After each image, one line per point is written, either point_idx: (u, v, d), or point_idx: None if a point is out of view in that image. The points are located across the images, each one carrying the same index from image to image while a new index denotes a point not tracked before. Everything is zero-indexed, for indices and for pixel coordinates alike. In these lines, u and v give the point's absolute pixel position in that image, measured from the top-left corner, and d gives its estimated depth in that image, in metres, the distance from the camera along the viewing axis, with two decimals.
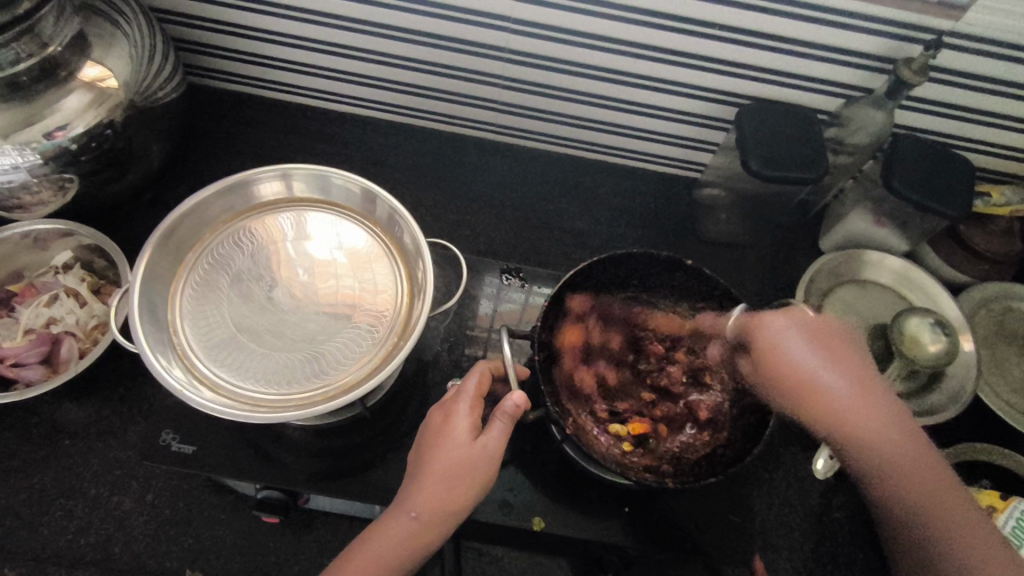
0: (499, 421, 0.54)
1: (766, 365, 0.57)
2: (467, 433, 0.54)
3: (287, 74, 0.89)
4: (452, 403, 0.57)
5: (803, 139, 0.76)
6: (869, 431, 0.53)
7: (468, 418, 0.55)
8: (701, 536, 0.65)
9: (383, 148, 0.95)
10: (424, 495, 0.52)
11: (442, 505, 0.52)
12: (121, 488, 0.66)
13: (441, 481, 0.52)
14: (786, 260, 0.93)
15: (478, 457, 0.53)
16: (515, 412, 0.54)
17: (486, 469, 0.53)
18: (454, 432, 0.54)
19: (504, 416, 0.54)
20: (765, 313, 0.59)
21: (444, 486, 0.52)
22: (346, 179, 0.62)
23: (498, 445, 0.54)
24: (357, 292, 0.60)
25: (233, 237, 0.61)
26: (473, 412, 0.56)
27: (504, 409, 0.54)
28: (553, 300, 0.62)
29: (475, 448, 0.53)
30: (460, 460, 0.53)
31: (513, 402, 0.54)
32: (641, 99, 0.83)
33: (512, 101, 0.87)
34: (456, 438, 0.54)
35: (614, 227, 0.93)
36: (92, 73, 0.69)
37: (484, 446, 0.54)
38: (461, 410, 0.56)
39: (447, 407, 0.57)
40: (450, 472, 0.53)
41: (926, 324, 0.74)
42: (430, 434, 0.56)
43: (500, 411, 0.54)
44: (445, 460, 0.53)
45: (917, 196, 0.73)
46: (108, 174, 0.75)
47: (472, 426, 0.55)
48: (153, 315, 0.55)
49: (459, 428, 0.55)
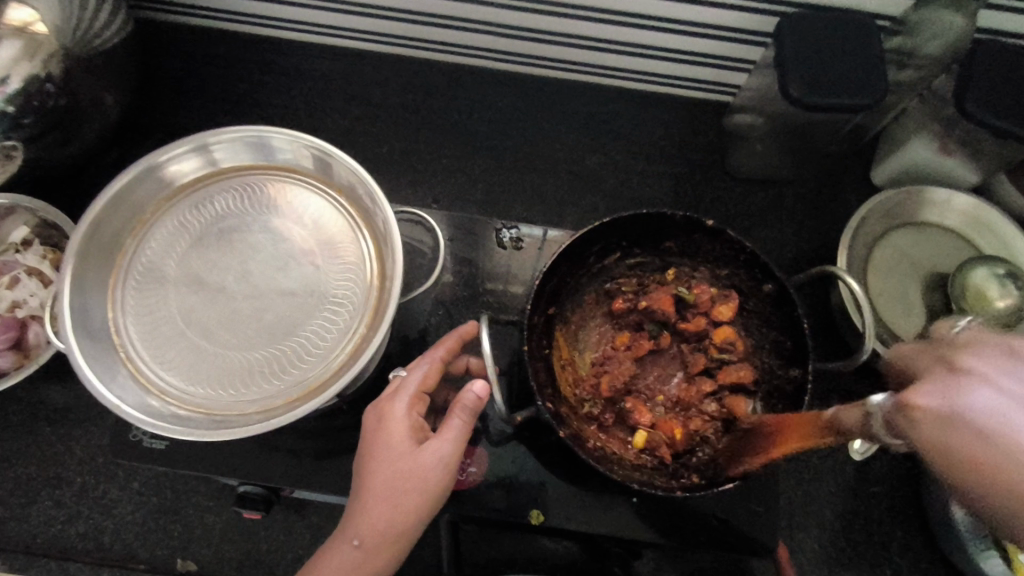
0: (457, 417, 0.49)
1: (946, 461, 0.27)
2: (410, 438, 0.49)
3: (250, 5, 0.77)
4: (388, 401, 0.50)
5: (857, 57, 0.62)
6: None
7: (407, 420, 0.49)
8: (722, 526, 0.60)
9: (367, 84, 0.84)
10: (368, 519, 0.48)
11: (390, 527, 0.48)
12: (107, 476, 0.64)
13: (386, 501, 0.48)
14: (831, 199, 0.80)
15: (427, 467, 0.48)
16: (474, 405, 0.50)
17: (438, 476, 0.48)
18: (394, 441, 0.49)
19: (463, 410, 0.49)
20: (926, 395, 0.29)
21: (390, 506, 0.48)
22: (294, 139, 0.52)
23: (453, 447, 0.49)
24: (320, 275, 0.52)
25: (177, 218, 0.53)
26: (412, 410, 0.50)
27: (464, 402, 0.50)
28: (548, 272, 0.53)
29: (422, 459, 0.48)
30: (405, 473, 0.48)
31: (474, 394, 0.50)
32: (661, 13, 0.69)
33: (510, 22, 0.74)
34: (397, 449, 0.49)
35: (630, 166, 0.82)
36: (19, 15, 0.61)
37: (435, 452, 0.49)
38: (398, 411, 0.50)
39: (381, 407, 0.50)
40: (396, 489, 0.48)
41: (994, 278, 0.64)
42: (366, 441, 0.50)
43: (460, 406, 0.50)
44: (388, 475, 0.48)
45: (1002, 122, 0.59)
46: (55, 138, 0.68)
47: (414, 429, 0.50)
48: (91, 318, 0.49)
49: (399, 436, 0.49)
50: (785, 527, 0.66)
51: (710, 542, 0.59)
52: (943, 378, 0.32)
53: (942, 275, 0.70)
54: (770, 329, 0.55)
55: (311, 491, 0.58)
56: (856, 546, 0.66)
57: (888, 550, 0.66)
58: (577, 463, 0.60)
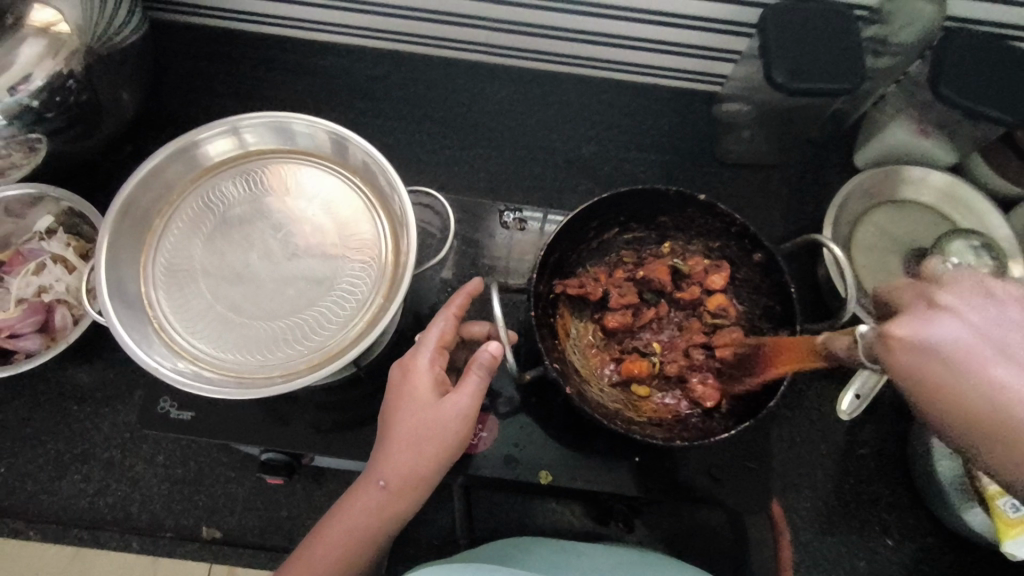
0: (473, 374, 0.53)
1: None
2: (431, 393, 0.53)
3: (258, 5, 0.81)
4: (412, 358, 0.55)
5: (836, 44, 0.66)
6: None
7: (429, 374, 0.54)
8: (718, 485, 0.63)
9: (371, 79, 0.88)
10: (392, 463, 0.52)
11: (411, 471, 0.52)
12: (132, 451, 0.68)
13: (409, 447, 0.52)
14: (815, 181, 0.85)
15: (446, 418, 0.53)
16: (490, 363, 0.53)
17: (456, 426, 0.53)
18: (417, 393, 0.53)
19: (479, 368, 0.53)
20: None
21: (413, 452, 0.52)
22: (313, 125, 0.56)
23: (470, 401, 0.53)
24: (338, 250, 0.56)
25: (201, 198, 0.56)
26: (434, 365, 0.55)
27: (479, 360, 0.53)
28: (551, 246, 0.56)
29: (442, 410, 0.53)
30: (427, 422, 0.53)
31: (489, 352, 0.53)
32: (651, 6, 0.73)
33: (508, 17, 0.78)
34: (419, 400, 0.53)
35: (624, 154, 0.86)
36: (43, 16, 0.63)
37: (454, 404, 0.53)
38: (421, 366, 0.54)
39: (406, 364, 0.55)
40: (418, 437, 0.52)
41: (970, 249, 0.67)
42: (392, 395, 0.54)
43: (476, 363, 0.53)
44: (412, 423, 0.53)
45: (968, 101, 0.64)
46: (78, 129, 0.71)
47: (435, 385, 0.54)
48: (125, 290, 0.52)
49: (422, 389, 0.53)
50: (779, 487, 0.70)
51: (710, 497, 0.63)
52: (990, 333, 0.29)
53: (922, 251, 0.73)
54: (760, 296, 0.59)
55: (330, 456, 0.62)
56: (847, 504, 0.70)
57: (876, 509, 0.70)
58: (581, 426, 0.63)
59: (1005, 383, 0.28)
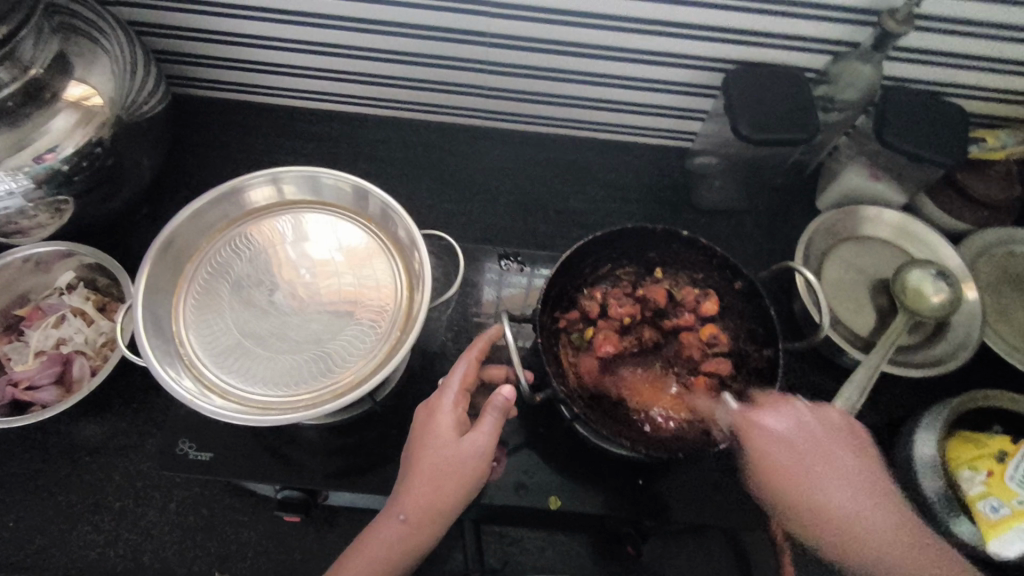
0: (490, 415, 0.56)
1: (755, 459, 0.57)
2: (453, 431, 0.55)
3: (270, 78, 0.89)
4: (437, 398, 0.58)
5: (794, 101, 0.75)
6: (867, 528, 0.54)
7: (452, 414, 0.56)
8: (717, 504, 0.66)
9: (374, 142, 0.95)
10: (413, 498, 0.54)
11: (431, 506, 0.53)
12: (144, 500, 0.68)
13: (430, 483, 0.54)
14: (783, 223, 0.92)
15: (465, 455, 0.54)
16: (505, 405, 0.56)
17: (475, 464, 0.55)
18: (440, 432, 0.55)
19: (495, 410, 0.55)
20: (757, 411, 0.58)
21: (433, 486, 0.54)
22: (335, 178, 0.62)
23: (489, 439, 0.55)
24: (357, 289, 0.61)
25: (231, 245, 0.62)
26: (457, 405, 0.57)
27: (495, 403, 0.56)
28: (552, 279, 0.63)
29: (463, 448, 0.54)
30: (447, 458, 0.54)
31: (504, 395, 0.56)
32: (629, 72, 0.82)
33: (501, 85, 0.86)
34: (442, 438, 0.55)
35: (609, 203, 0.93)
36: (76, 92, 0.68)
37: (473, 442, 0.55)
38: (445, 405, 0.57)
39: (432, 404, 0.58)
40: (438, 472, 0.54)
41: (928, 277, 0.75)
42: (417, 433, 0.57)
43: (493, 406, 0.56)
44: (433, 460, 0.54)
45: (911, 147, 0.72)
46: (102, 192, 0.75)
47: (457, 423, 0.56)
48: (159, 328, 0.56)
49: (444, 427, 0.56)
50: None
51: (710, 516, 0.65)
52: (803, 439, 0.57)
53: (886, 281, 0.81)
54: (745, 321, 0.65)
55: (346, 493, 0.64)
56: None
57: None
58: (586, 453, 0.66)
59: (808, 482, 0.56)
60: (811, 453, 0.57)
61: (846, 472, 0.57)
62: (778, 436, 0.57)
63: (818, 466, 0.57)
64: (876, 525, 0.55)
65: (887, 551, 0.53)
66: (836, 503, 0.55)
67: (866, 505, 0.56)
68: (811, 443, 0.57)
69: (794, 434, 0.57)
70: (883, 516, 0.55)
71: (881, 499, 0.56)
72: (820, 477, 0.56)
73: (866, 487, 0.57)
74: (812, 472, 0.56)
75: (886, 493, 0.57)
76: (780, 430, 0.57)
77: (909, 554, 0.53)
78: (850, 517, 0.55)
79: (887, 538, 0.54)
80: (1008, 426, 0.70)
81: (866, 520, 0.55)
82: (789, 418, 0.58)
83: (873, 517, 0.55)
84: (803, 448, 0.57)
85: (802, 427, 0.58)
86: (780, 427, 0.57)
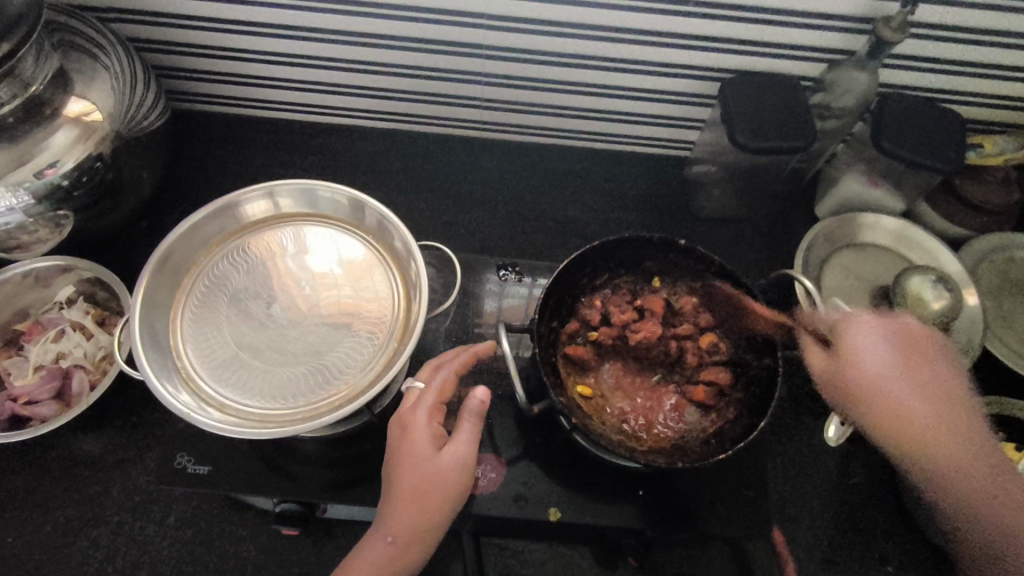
0: (467, 422, 0.57)
1: (833, 367, 0.61)
2: (430, 447, 0.55)
3: (270, 92, 0.89)
4: (409, 413, 0.57)
5: (789, 109, 0.75)
6: (944, 434, 0.57)
7: (427, 429, 0.56)
8: (718, 514, 0.66)
9: (373, 154, 0.95)
10: (398, 518, 0.53)
11: (418, 524, 0.53)
12: (143, 514, 0.68)
13: (413, 501, 0.53)
14: (782, 231, 0.92)
15: (447, 468, 0.54)
16: (481, 408, 0.57)
17: (457, 477, 0.55)
18: (416, 449, 0.55)
19: (472, 415, 0.57)
20: (856, 317, 0.63)
21: (417, 505, 0.53)
22: (332, 190, 0.62)
23: (467, 449, 0.56)
24: (355, 300, 0.61)
25: (228, 258, 0.62)
26: (431, 419, 0.57)
27: (471, 408, 0.57)
28: (549, 289, 0.63)
29: (442, 462, 0.54)
30: (429, 475, 0.54)
31: (479, 398, 0.58)
32: (627, 83, 0.82)
33: (499, 97, 0.87)
34: (420, 455, 0.55)
35: (608, 213, 0.93)
36: (77, 107, 0.69)
37: (452, 454, 0.55)
38: (418, 421, 0.56)
39: (404, 419, 0.57)
40: (421, 490, 0.54)
41: (929, 282, 0.74)
42: (392, 450, 0.56)
43: (468, 411, 0.57)
44: (414, 479, 0.54)
45: (909, 154, 0.72)
46: (102, 206, 0.75)
47: (433, 437, 0.56)
48: (156, 342, 0.56)
49: (421, 444, 0.55)
50: (778, 519, 0.70)
51: (710, 526, 0.65)
52: (886, 358, 0.60)
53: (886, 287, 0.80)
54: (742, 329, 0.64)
55: (344, 506, 0.63)
56: (845, 534, 0.70)
57: (876, 536, 0.71)
58: (586, 464, 0.66)
59: (880, 382, 0.59)
60: (886, 374, 0.59)
61: (917, 378, 0.59)
62: (875, 371, 0.59)
63: (897, 389, 0.59)
64: (941, 427, 0.57)
65: (959, 453, 0.56)
66: (896, 401, 0.58)
67: (916, 397, 0.59)
68: (911, 345, 0.61)
69: (887, 365, 0.60)
70: (932, 412, 0.58)
71: (954, 398, 0.59)
72: (880, 367, 0.59)
73: (927, 389, 0.59)
74: (880, 381, 0.59)
75: (967, 414, 0.58)
76: (875, 358, 0.60)
77: (965, 462, 0.56)
78: (918, 417, 0.58)
79: (959, 451, 0.56)
80: (1012, 432, 0.70)
81: (931, 421, 0.58)
82: (870, 336, 0.61)
83: (926, 414, 0.58)
84: (890, 355, 0.60)
85: (882, 335, 0.62)
86: (867, 347, 0.61)
